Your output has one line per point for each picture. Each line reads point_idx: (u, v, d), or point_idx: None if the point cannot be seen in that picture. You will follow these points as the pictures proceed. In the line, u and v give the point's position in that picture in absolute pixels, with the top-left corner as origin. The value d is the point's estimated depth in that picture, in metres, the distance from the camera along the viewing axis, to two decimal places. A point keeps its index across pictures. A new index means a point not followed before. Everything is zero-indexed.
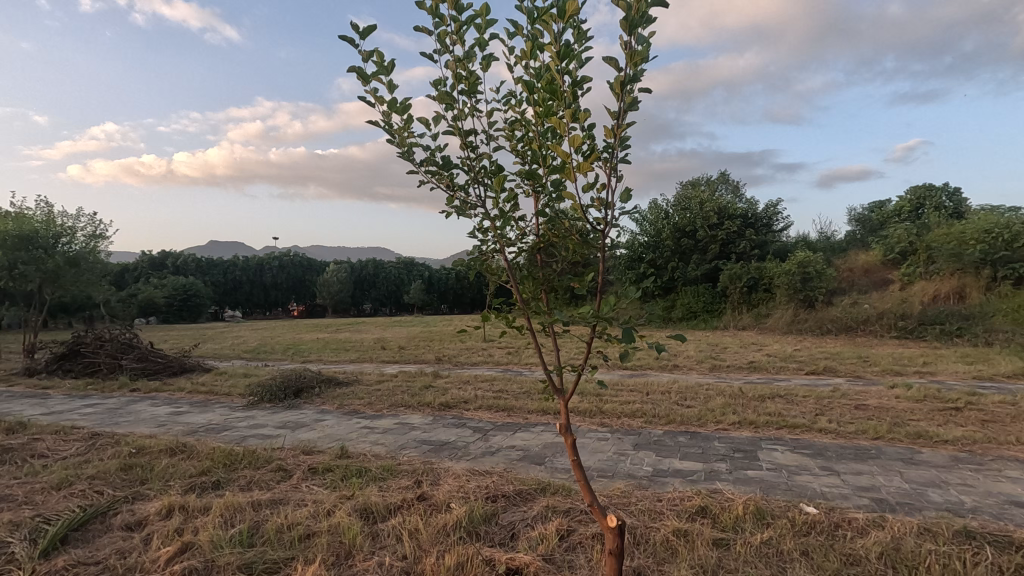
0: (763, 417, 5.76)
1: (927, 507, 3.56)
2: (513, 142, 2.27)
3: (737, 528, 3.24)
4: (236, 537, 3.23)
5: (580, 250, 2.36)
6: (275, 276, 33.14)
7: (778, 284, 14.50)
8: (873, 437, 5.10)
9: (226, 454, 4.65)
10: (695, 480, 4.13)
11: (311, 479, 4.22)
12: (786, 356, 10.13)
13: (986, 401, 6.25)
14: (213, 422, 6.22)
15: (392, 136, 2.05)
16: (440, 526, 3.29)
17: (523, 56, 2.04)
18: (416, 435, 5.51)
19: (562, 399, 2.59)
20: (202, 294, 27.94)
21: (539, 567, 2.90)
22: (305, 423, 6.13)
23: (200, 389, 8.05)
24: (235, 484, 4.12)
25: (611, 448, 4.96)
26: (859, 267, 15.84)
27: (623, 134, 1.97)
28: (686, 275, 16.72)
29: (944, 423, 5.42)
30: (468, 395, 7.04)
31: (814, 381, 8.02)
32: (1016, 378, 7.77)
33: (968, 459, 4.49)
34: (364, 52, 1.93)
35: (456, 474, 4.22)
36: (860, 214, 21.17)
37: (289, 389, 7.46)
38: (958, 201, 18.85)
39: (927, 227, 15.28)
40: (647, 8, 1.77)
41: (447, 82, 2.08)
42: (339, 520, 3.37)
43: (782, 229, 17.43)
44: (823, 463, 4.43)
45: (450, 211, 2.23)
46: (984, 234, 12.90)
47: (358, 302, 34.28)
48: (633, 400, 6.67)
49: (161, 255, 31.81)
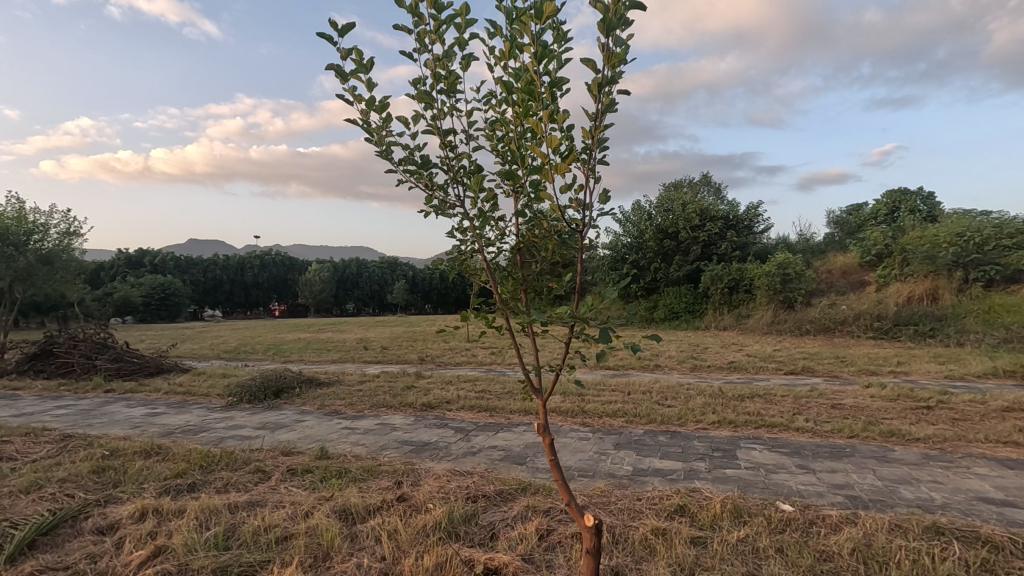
0: (742, 416, 5.83)
1: (898, 504, 3.64)
2: (493, 141, 2.27)
3: (714, 526, 3.28)
4: (211, 540, 3.18)
5: (559, 251, 2.38)
6: (256, 275, 32.70)
7: (759, 285, 14.69)
8: (848, 435, 5.20)
9: (202, 455, 4.58)
10: (675, 479, 4.17)
11: (290, 480, 4.18)
12: (766, 356, 10.29)
13: (956, 400, 6.41)
14: (190, 424, 6.13)
15: (370, 135, 2.04)
16: (419, 527, 3.28)
17: (502, 56, 2.04)
18: (398, 435, 5.48)
19: (540, 398, 2.59)
20: (181, 293, 27.40)
21: (518, 567, 2.90)
22: (285, 424, 6.07)
23: (177, 389, 7.93)
24: (212, 486, 4.06)
25: (592, 448, 4.98)
26: (837, 268, 16.15)
27: (600, 135, 1.98)
28: (668, 276, 16.85)
29: (916, 422, 5.55)
30: (451, 395, 7.03)
31: (792, 381, 8.14)
32: (985, 378, 7.97)
33: (939, 456, 4.60)
34: (342, 50, 1.91)
35: (437, 474, 4.21)
36: (838, 217, 21.57)
37: (270, 390, 7.37)
38: (931, 204, 19.37)
39: (902, 229, 15.62)
40: (625, 10, 1.78)
41: (426, 81, 2.07)
42: (318, 521, 3.34)
43: (763, 231, 17.69)
44: (799, 462, 4.50)
45: (428, 210, 2.23)
46: (956, 238, 13.24)
47: (341, 302, 33.97)
48: (615, 400, 6.70)
49: (138, 253, 31.18)
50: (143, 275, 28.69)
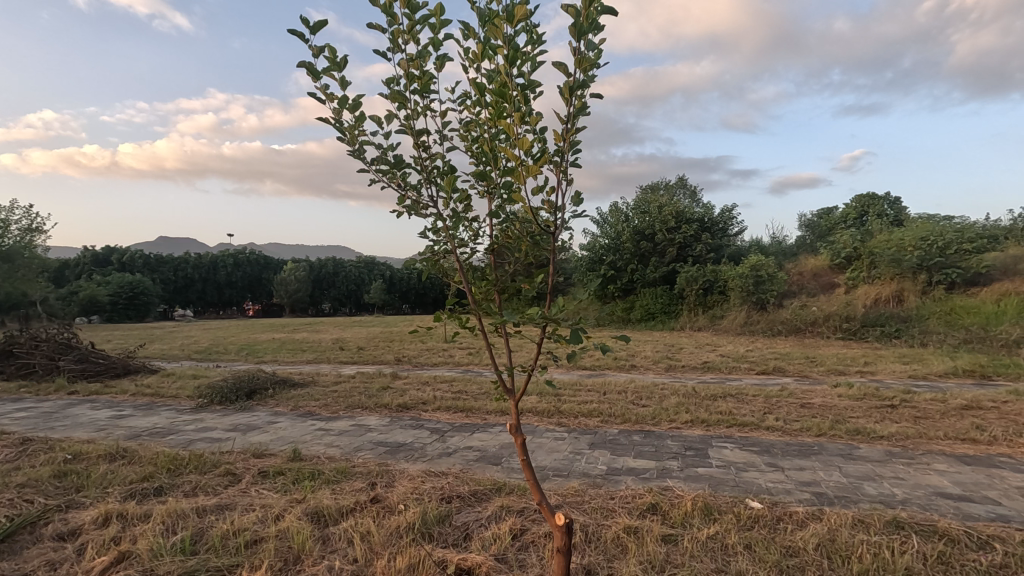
0: (714, 415, 5.94)
1: (861, 500, 3.75)
2: (468, 142, 2.28)
3: (685, 523, 3.35)
4: (177, 545, 3.12)
5: (532, 252, 2.40)
6: (230, 274, 32.01)
7: (732, 287, 14.96)
8: (816, 433, 5.34)
9: (170, 458, 4.47)
10: (648, 477, 4.23)
11: (261, 483, 4.11)
12: (739, 356, 10.47)
13: (919, 399, 6.63)
14: (158, 426, 5.98)
15: (342, 135, 2.03)
16: (393, 528, 3.27)
17: (476, 57, 2.04)
18: (373, 436, 5.44)
19: (513, 399, 2.59)
20: (150, 292, 26.65)
21: (491, 567, 2.91)
22: (257, 426, 5.97)
23: (145, 391, 7.73)
24: (180, 490, 3.97)
25: (567, 448, 5.01)
26: (807, 271, 16.54)
27: (573, 138, 2.01)
28: (645, 277, 17.04)
29: (881, 420, 5.73)
30: (427, 396, 7.01)
31: (763, 381, 8.32)
32: (947, 378, 8.25)
33: (900, 453, 4.75)
34: (315, 47, 1.90)
35: (412, 475, 4.20)
36: (810, 221, 22.10)
37: (242, 391, 7.23)
38: (898, 209, 20.04)
39: (870, 233, 16.08)
40: (596, 15, 1.81)
41: (400, 81, 2.07)
42: (288, 524, 3.30)
43: (737, 233, 18.03)
44: (769, 460, 4.61)
45: (401, 210, 2.22)
46: (921, 242, 13.67)
47: (317, 301, 33.49)
48: (590, 400, 6.77)
49: (105, 250, 30.22)
50: (110, 273, 27.82)
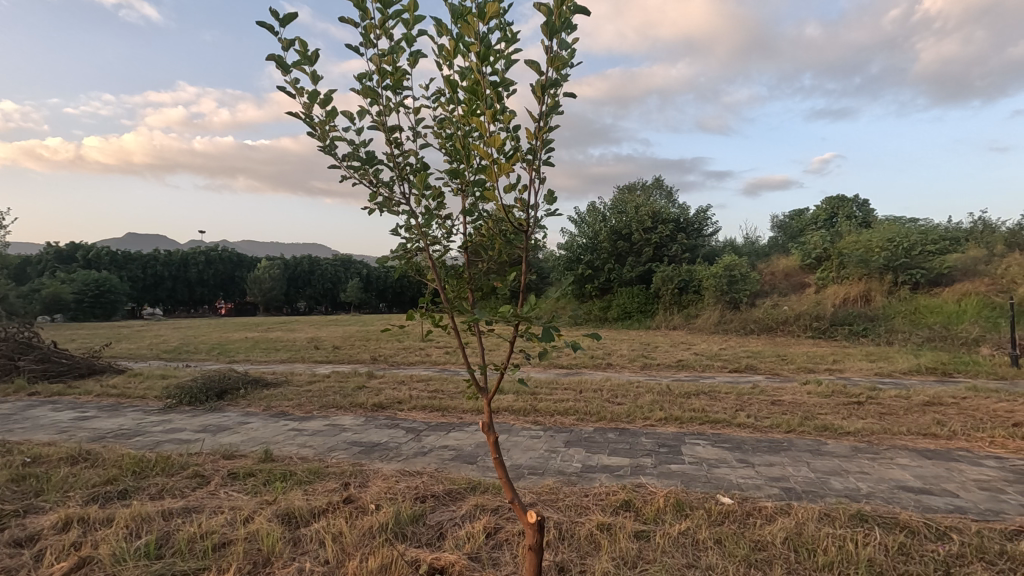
0: (687, 413, 6.02)
1: (828, 495, 3.84)
2: (441, 139, 2.26)
3: (657, 520, 3.38)
4: (141, 549, 3.03)
5: (505, 251, 2.39)
6: (201, 272, 31.26)
7: (707, 286, 15.21)
8: (786, 430, 5.46)
9: (135, 460, 4.35)
10: (622, 474, 4.27)
11: (231, 485, 4.02)
12: (713, 354, 10.64)
13: (884, 395, 6.83)
14: (124, 427, 5.80)
15: (313, 130, 1.99)
16: (365, 528, 3.24)
17: (450, 55, 2.03)
18: (347, 436, 5.38)
19: (486, 397, 2.58)
20: (116, 290, 25.87)
21: (464, 566, 2.90)
22: (228, 427, 5.84)
23: (111, 391, 7.51)
24: (145, 493, 3.87)
25: (542, 446, 5.03)
26: (780, 271, 16.90)
27: (546, 137, 2.01)
28: (621, 276, 17.18)
29: (848, 416, 5.89)
30: (403, 395, 6.95)
31: (735, 378, 8.48)
32: (911, 375, 8.52)
33: (866, 448, 4.89)
34: (285, 40, 1.86)
35: (387, 475, 4.16)
36: (782, 222, 22.58)
37: (212, 391, 7.08)
38: (866, 211, 20.63)
39: (839, 235, 16.50)
40: (569, 14, 1.81)
41: (372, 76, 2.05)
42: (258, 527, 3.24)
43: (712, 233, 18.31)
44: (740, 456, 4.69)
45: (372, 207, 2.20)
46: (887, 243, 14.10)
47: (292, 300, 32.97)
48: (567, 398, 6.80)
49: (69, 246, 29.19)
50: (75, 270, 26.88)
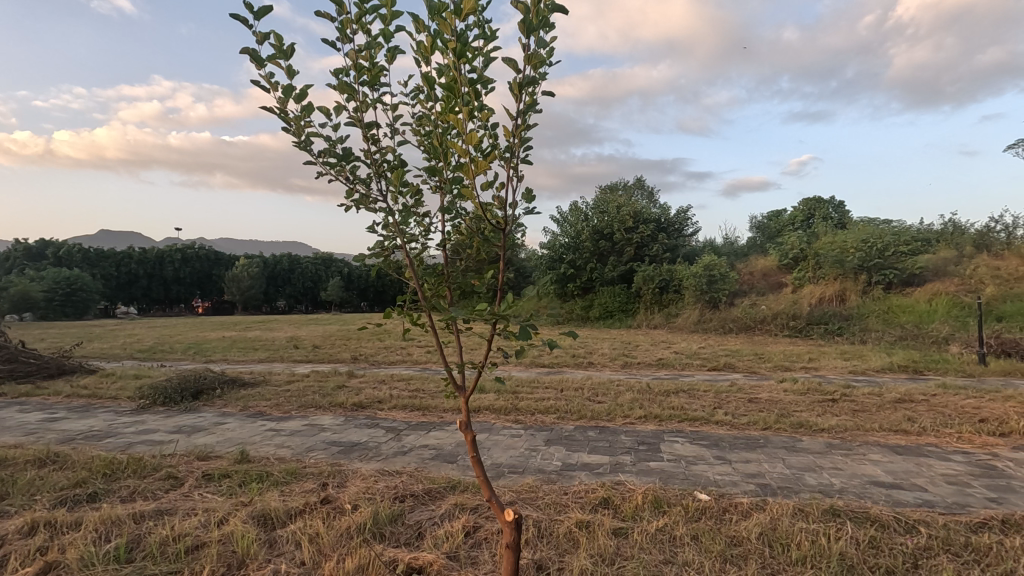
0: (667, 411, 6.08)
1: (802, 490, 3.91)
2: (420, 136, 2.24)
3: (636, 517, 3.41)
4: (110, 553, 2.96)
5: (484, 249, 2.38)
6: (177, 270, 30.63)
7: (687, 286, 15.39)
8: (762, 427, 5.54)
9: (106, 462, 4.24)
10: (601, 472, 4.29)
11: (205, 487, 3.95)
12: (692, 353, 10.76)
13: (857, 393, 6.98)
14: (95, 429, 5.66)
15: (288, 125, 1.96)
16: (343, 529, 3.20)
17: (427, 52, 2.01)
18: (326, 436, 5.32)
19: (464, 396, 2.56)
20: (89, 288, 25.22)
21: (442, 565, 2.89)
22: (203, 427, 5.74)
23: (82, 391, 7.33)
24: (116, 496, 3.77)
25: (523, 444, 5.03)
26: (758, 271, 17.16)
27: (524, 135, 2.00)
28: (603, 275, 17.28)
29: (822, 413, 6.00)
30: (383, 394, 6.90)
31: (713, 376, 8.59)
32: (884, 373, 8.71)
33: (839, 445, 4.99)
34: (259, 33, 1.83)
35: (365, 474, 4.12)
36: (761, 223, 22.95)
37: (187, 391, 6.94)
38: (841, 212, 21.09)
39: (815, 236, 16.82)
40: (547, 12, 1.80)
41: (349, 72, 2.02)
42: (233, 528, 3.18)
43: (692, 234, 18.51)
44: (717, 453, 4.75)
45: (349, 204, 2.17)
46: (861, 244, 14.42)
47: (271, 299, 32.48)
48: (548, 397, 6.82)
49: (39, 244, 28.38)
50: (45, 268, 26.14)
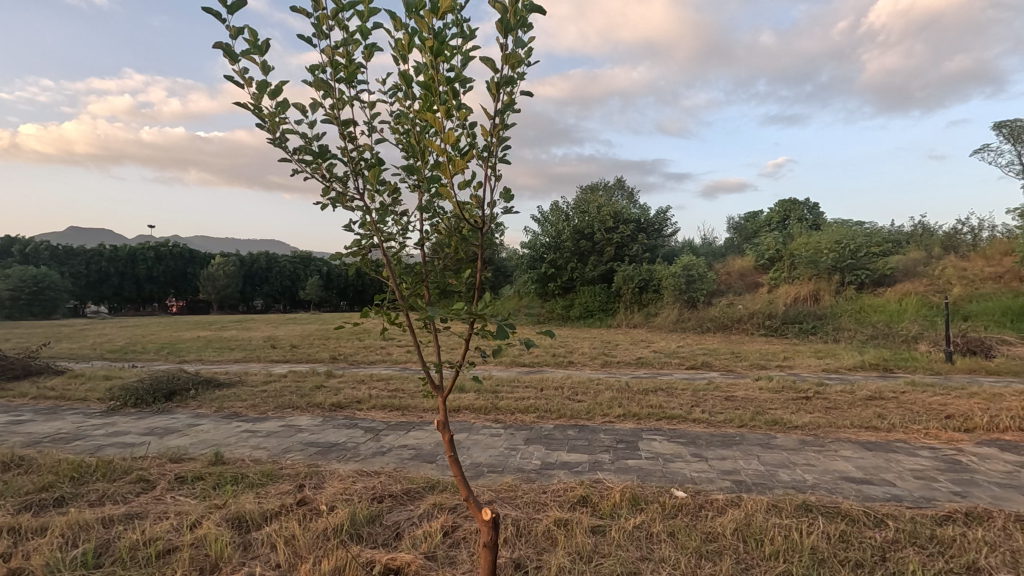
0: (645, 409, 6.14)
1: (776, 486, 3.99)
2: (398, 134, 2.22)
3: (613, 514, 3.44)
4: (78, 558, 2.89)
5: (461, 248, 2.37)
6: (150, 268, 29.91)
7: (666, 285, 15.56)
8: (738, 424, 5.64)
9: (74, 465, 4.13)
10: (580, 471, 4.32)
11: (178, 489, 3.87)
12: (671, 352, 10.89)
13: (830, 390, 7.14)
14: (62, 431, 5.50)
15: (262, 122, 1.93)
16: (320, 530, 3.17)
17: (405, 50, 1.99)
18: (303, 437, 5.25)
19: (441, 396, 2.55)
20: (58, 287, 24.49)
21: (420, 565, 2.88)
22: (176, 429, 5.62)
23: (49, 393, 7.11)
24: (84, 500, 3.67)
25: (502, 444, 5.03)
26: (735, 271, 17.43)
27: (501, 135, 2.00)
28: (584, 275, 17.38)
29: (796, 411, 6.13)
30: (362, 394, 6.84)
31: (692, 375, 8.70)
32: (856, 371, 8.93)
33: (812, 441, 5.10)
34: (233, 28, 1.79)
35: (343, 475, 4.08)
36: (738, 223, 23.33)
37: (160, 392, 6.79)
38: (816, 214, 21.54)
39: (790, 237, 17.14)
40: (525, 11, 1.80)
41: (325, 69, 2.00)
42: (206, 531, 3.12)
43: (672, 234, 18.72)
44: (694, 451, 4.81)
45: (325, 202, 2.14)
46: (835, 245, 14.76)
47: (248, 298, 31.93)
48: (528, 396, 6.83)
49: (5, 241, 27.46)
50: (11, 266, 25.31)
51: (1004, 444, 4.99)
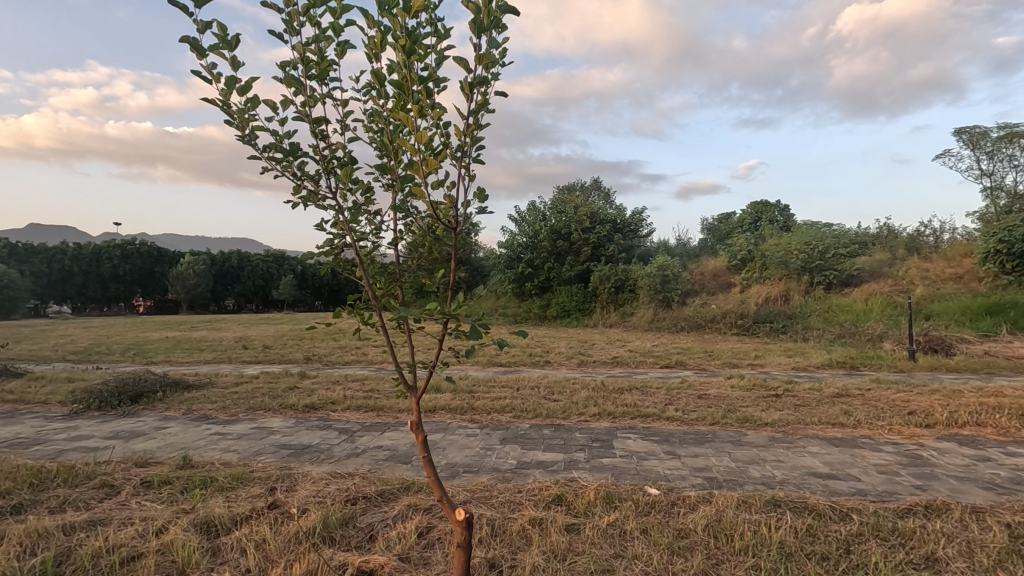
0: (620, 408, 6.20)
1: (746, 482, 4.07)
2: (371, 132, 2.20)
3: (588, 513, 3.47)
4: (36, 567, 2.78)
5: (435, 247, 2.36)
6: (116, 266, 29.02)
7: (641, 285, 15.74)
8: (710, 422, 5.73)
9: (33, 471, 3.98)
10: (555, 470, 4.34)
11: (144, 494, 3.76)
12: (646, 351, 11.01)
13: (799, 388, 7.32)
14: (21, 436, 5.30)
15: (231, 118, 1.89)
16: (291, 534, 3.12)
17: (378, 48, 1.97)
18: (275, 439, 5.16)
19: (414, 396, 2.53)
20: (18, 286, 23.54)
21: (394, 567, 2.86)
22: (142, 432, 5.46)
23: (7, 397, 6.84)
24: (43, 507, 3.55)
25: (478, 444, 5.02)
26: (709, 271, 17.72)
27: (475, 134, 1.99)
28: (560, 275, 17.46)
29: (767, 408, 6.26)
30: (337, 395, 6.75)
31: (666, 374, 8.81)
32: (824, 368, 9.16)
33: (781, 438, 5.22)
34: (200, 22, 1.75)
35: (316, 478, 4.02)
36: (712, 224, 23.73)
37: (125, 395, 6.59)
38: (786, 216, 22.04)
39: (762, 238, 17.51)
40: (499, 12, 1.80)
41: (296, 65, 1.97)
42: (173, 537, 3.05)
43: (647, 234, 18.93)
44: (668, 449, 4.88)
45: (296, 200, 2.11)
46: (804, 246, 15.12)
47: (219, 298, 31.23)
48: (504, 395, 6.83)
49: None
50: None
51: (962, 439, 5.19)
